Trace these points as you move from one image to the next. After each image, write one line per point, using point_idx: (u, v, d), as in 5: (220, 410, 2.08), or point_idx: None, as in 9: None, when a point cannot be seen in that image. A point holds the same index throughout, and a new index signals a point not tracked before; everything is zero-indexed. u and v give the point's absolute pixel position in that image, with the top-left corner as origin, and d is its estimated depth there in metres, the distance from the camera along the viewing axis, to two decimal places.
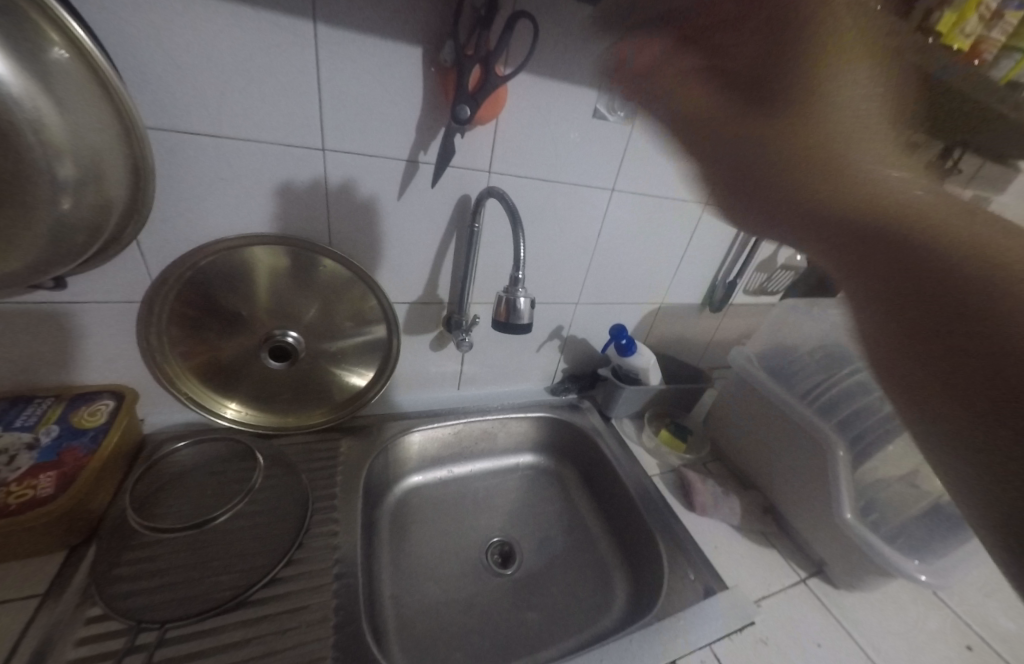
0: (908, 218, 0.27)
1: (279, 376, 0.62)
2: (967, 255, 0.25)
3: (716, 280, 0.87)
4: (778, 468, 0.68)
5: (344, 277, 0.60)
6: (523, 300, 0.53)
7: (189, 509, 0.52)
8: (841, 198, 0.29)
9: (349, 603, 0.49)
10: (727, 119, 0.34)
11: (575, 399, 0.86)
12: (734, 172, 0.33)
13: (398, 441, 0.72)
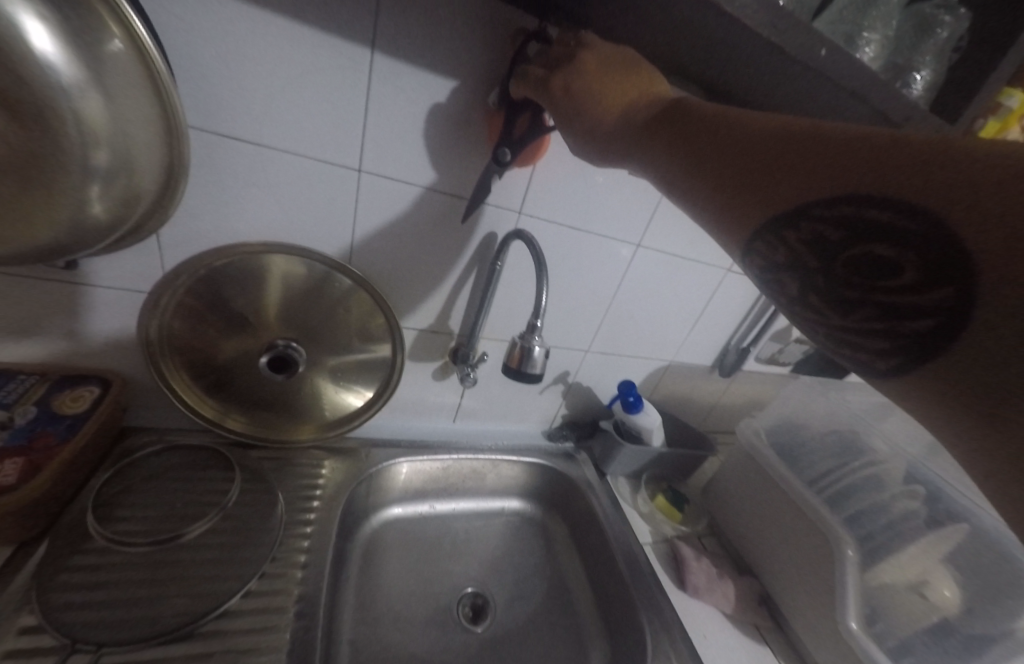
0: (799, 144, 0.25)
1: (273, 386, 0.60)
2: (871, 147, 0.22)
3: (728, 345, 0.86)
4: (778, 555, 0.64)
5: (359, 296, 0.59)
6: (537, 349, 0.52)
7: (154, 520, 0.49)
8: (734, 148, 0.28)
9: (304, 650, 0.45)
10: (633, 108, 0.35)
11: (571, 448, 0.83)
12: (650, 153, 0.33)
13: (383, 469, 0.69)
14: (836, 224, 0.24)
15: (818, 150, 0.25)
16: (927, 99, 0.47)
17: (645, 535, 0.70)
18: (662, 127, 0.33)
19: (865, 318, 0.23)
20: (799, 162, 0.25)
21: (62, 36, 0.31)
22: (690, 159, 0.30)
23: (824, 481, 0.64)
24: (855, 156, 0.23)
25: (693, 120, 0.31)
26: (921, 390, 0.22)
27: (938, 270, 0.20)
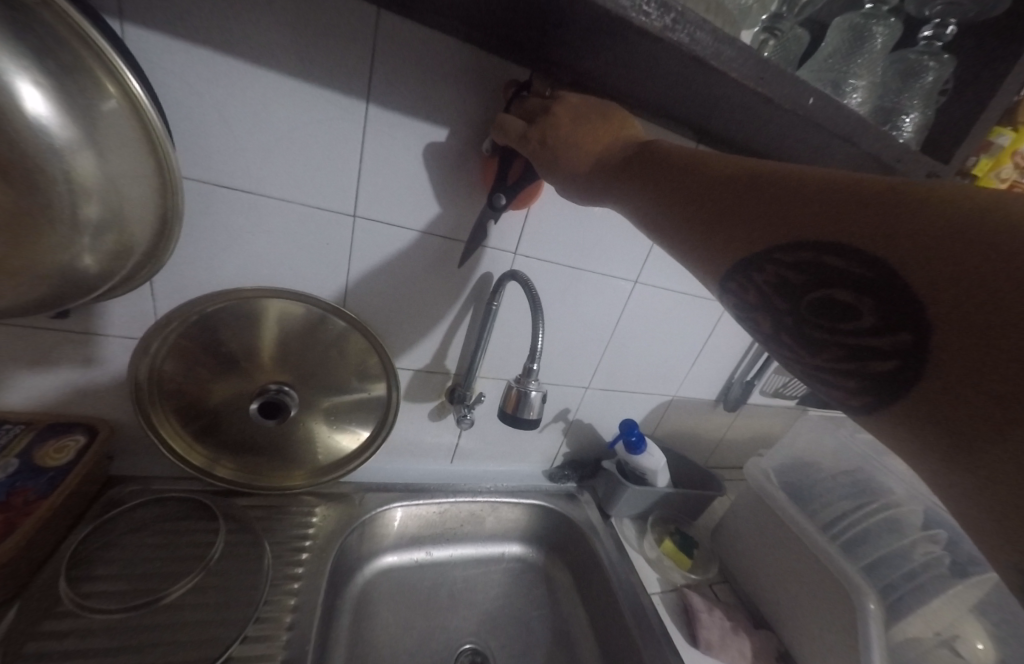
0: (768, 192, 0.27)
1: (265, 432, 0.58)
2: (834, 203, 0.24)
3: (731, 379, 0.84)
4: (795, 607, 0.60)
5: (354, 339, 0.58)
6: (534, 392, 0.51)
7: (135, 580, 0.47)
8: (707, 192, 0.30)
9: None
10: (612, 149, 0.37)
11: (574, 488, 0.80)
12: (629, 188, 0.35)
13: (378, 515, 0.66)
14: (799, 270, 0.25)
15: (782, 199, 0.26)
16: (919, 140, 0.48)
17: (653, 583, 0.66)
18: (639, 171, 0.34)
19: (832, 356, 0.25)
20: (766, 211, 0.27)
21: (55, 97, 0.32)
22: (667, 203, 0.32)
23: (839, 525, 0.61)
24: (815, 205, 0.25)
25: (669, 166, 0.32)
26: (892, 426, 0.22)
27: (891, 317, 0.22)
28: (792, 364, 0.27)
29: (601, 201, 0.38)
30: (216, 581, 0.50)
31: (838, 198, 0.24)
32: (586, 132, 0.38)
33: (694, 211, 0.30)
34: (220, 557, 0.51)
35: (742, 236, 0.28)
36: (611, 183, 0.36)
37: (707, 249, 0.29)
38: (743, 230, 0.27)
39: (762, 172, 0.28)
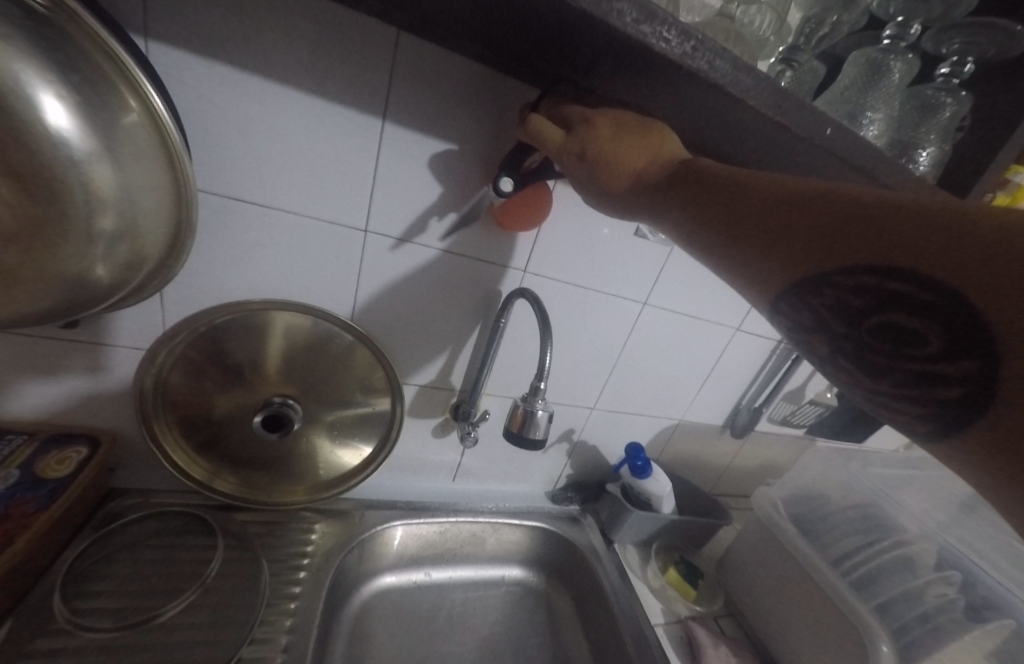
0: (822, 213, 0.26)
1: (267, 445, 0.58)
2: (893, 222, 0.24)
3: (739, 404, 0.83)
4: (805, 644, 0.58)
5: (360, 354, 0.58)
6: (540, 411, 0.49)
7: (132, 597, 0.47)
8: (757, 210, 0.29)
9: None
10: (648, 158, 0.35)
11: (576, 511, 0.79)
12: (671, 198, 0.33)
13: (377, 533, 0.65)
14: (859, 294, 0.24)
15: (837, 220, 0.26)
16: (936, 172, 0.48)
17: (655, 613, 0.65)
18: (680, 186, 0.33)
19: (897, 384, 0.24)
20: (823, 230, 0.26)
21: (77, 111, 0.32)
22: (712, 220, 0.31)
23: (849, 559, 0.60)
24: (875, 225, 0.24)
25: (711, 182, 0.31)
26: (960, 455, 0.22)
27: (956, 344, 0.21)
28: (851, 388, 0.27)
29: (637, 217, 0.36)
30: (214, 598, 0.49)
31: (895, 218, 0.24)
32: (618, 139, 0.36)
33: (742, 232, 0.29)
34: (218, 573, 0.51)
35: (798, 258, 0.27)
36: (648, 197, 0.35)
37: (763, 268, 0.29)
38: (797, 251, 0.27)
39: (812, 192, 0.27)
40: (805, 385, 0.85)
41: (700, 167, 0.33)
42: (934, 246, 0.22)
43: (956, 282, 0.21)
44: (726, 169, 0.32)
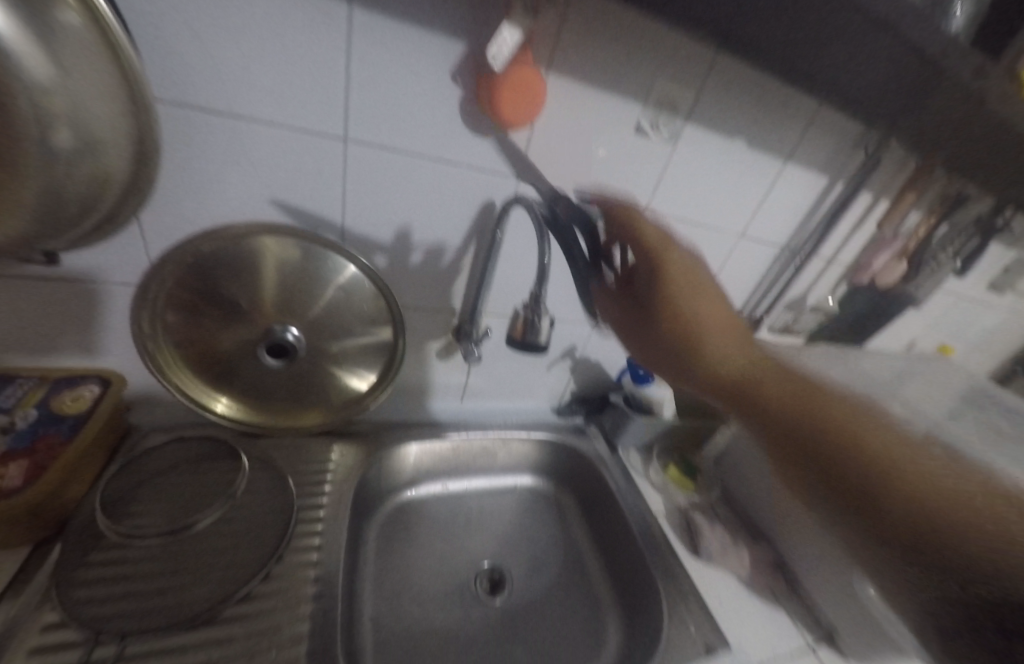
0: (892, 477, 0.30)
1: (274, 374, 0.58)
2: (958, 513, 0.27)
3: (740, 314, 0.83)
4: (793, 521, 0.63)
5: (356, 278, 0.57)
6: (544, 320, 0.49)
7: (166, 510, 0.49)
8: (831, 451, 0.32)
9: (324, 628, 0.45)
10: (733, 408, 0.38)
11: (581, 423, 0.83)
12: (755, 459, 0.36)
13: (392, 451, 0.68)
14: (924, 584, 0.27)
15: (900, 476, 0.30)
16: (969, 31, 0.43)
17: (657, 504, 0.70)
18: (747, 399, 0.37)
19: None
20: (894, 487, 0.30)
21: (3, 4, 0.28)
22: (778, 434, 0.35)
23: None
24: (926, 490, 0.29)
25: (775, 397, 0.36)
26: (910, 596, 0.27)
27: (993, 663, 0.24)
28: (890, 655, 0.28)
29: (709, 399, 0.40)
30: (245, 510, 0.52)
31: (941, 489, 0.29)
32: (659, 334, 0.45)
33: (801, 469, 0.33)
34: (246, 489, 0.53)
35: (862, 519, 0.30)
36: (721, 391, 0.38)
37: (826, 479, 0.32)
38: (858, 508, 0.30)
39: (870, 439, 0.32)
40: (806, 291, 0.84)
41: (763, 395, 0.36)
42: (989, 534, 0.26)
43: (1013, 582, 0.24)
44: (785, 401, 0.36)
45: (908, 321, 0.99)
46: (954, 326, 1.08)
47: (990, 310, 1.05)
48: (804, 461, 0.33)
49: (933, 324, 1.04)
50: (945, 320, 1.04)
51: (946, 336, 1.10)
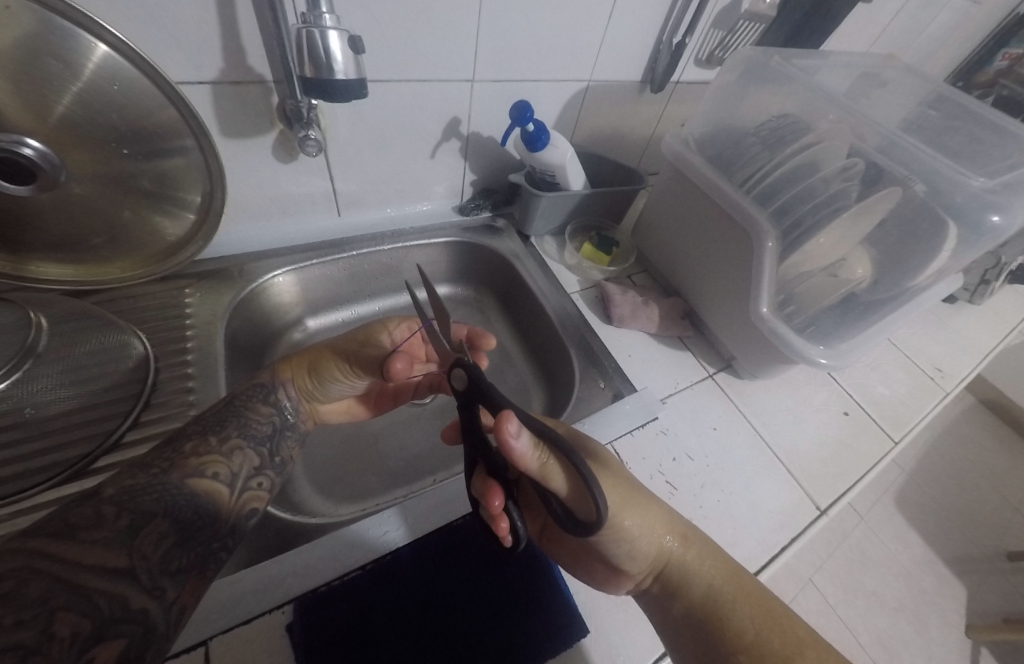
0: (634, 549, 0.35)
1: (45, 210, 0.41)
2: (641, 564, 0.36)
3: (659, 42, 0.65)
4: (702, 270, 0.64)
5: (79, 42, 0.35)
6: (332, 33, 0.38)
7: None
8: (620, 534, 0.35)
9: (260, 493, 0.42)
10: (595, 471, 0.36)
11: (489, 218, 0.74)
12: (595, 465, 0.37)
13: (268, 285, 0.61)
14: (579, 493, 0.31)
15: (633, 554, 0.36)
16: None
17: (573, 285, 0.69)
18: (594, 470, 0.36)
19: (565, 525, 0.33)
20: (623, 550, 0.36)
21: None
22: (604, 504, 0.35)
23: (756, 179, 0.58)
24: (635, 555, 0.36)
25: (617, 489, 0.35)
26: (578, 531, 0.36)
27: (572, 521, 0.32)
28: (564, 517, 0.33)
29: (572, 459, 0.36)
30: (69, 365, 0.42)
31: (641, 557, 0.36)
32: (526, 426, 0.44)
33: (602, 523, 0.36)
34: (55, 344, 0.42)
35: (613, 545, 0.36)
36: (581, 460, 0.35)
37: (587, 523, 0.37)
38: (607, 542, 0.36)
39: (649, 544, 0.36)
40: None
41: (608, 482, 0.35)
42: (631, 562, 0.36)
43: (625, 555, 0.36)
44: (624, 502, 0.35)
45: (856, 25, 0.85)
46: (906, 28, 0.93)
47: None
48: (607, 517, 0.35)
49: (880, 30, 0.90)
50: (899, 19, 0.89)
51: (889, 43, 0.96)
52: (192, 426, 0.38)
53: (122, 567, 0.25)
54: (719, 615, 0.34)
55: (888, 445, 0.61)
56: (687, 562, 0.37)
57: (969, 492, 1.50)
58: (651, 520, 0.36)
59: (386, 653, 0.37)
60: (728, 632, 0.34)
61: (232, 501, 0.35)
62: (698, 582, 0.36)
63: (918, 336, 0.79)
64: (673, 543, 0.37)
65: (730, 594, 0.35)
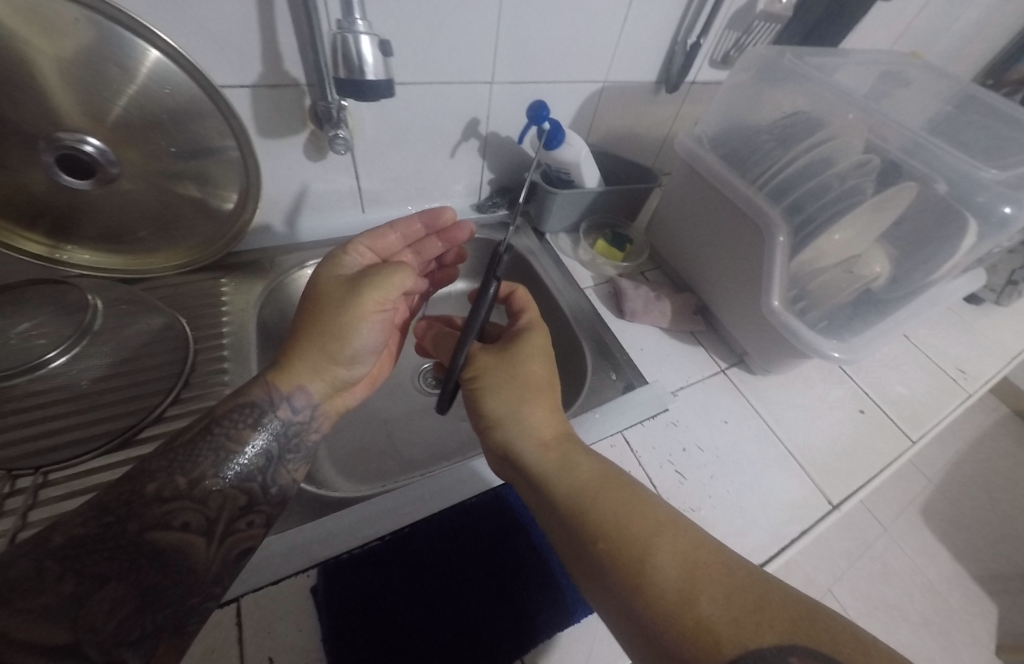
0: (577, 496, 0.37)
1: (100, 202, 0.46)
2: (587, 520, 0.36)
3: (674, 44, 0.66)
4: (715, 266, 0.65)
5: (135, 49, 0.38)
6: (364, 39, 0.41)
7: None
8: (564, 474, 0.39)
9: None
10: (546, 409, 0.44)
11: (506, 216, 0.77)
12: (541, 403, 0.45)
13: (297, 277, 0.64)
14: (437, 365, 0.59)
15: (586, 508, 0.36)
16: None
17: (586, 281, 0.71)
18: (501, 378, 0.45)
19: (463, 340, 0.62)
20: (572, 504, 0.37)
21: None
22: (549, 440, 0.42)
23: (769, 176, 0.59)
24: (582, 512, 0.36)
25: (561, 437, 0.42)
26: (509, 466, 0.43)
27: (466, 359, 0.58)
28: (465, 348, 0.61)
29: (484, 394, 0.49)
30: (121, 343, 0.47)
31: (587, 514, 0.36)
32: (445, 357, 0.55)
33: (541, 459, 0.40)
34: (108, 325, 0.47)
35: (554, 494, 0.38)
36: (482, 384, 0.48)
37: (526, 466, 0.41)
38: (550, 481, 0.39)
39: (593, 505, 0.36)
40: None
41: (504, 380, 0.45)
42: (576, 520, 0.36)
43: (569, 511, 0.37)
44: (557, 444, 0.42)
45: (876, 24, 0.84)
46: (929, 26, 0.93)
47: None
48: (557, 454, 0.41)
49: (901, 28, 0.89)
50: (921, 17, 0.89)
51: (913, 41, 0.95)
52: (160, 459, 0.36)
53: (67, 644, 0.25)
54: (584, 511, 0.36)
55: (905, 443, 0.60)
56: (567, 463, 0.40)
57: (1001, 505, 1.44)
58: (583, 465, 0.40)
59: (404, 618, 0.38)
60: (588, 523, 0.35)
61: (209, 544, 0.34)
62: (566, 480, 0.38)
63: (941, 337, 0.78)
64: (550, 442, 0.42)
65: (605, 498, 0.37)
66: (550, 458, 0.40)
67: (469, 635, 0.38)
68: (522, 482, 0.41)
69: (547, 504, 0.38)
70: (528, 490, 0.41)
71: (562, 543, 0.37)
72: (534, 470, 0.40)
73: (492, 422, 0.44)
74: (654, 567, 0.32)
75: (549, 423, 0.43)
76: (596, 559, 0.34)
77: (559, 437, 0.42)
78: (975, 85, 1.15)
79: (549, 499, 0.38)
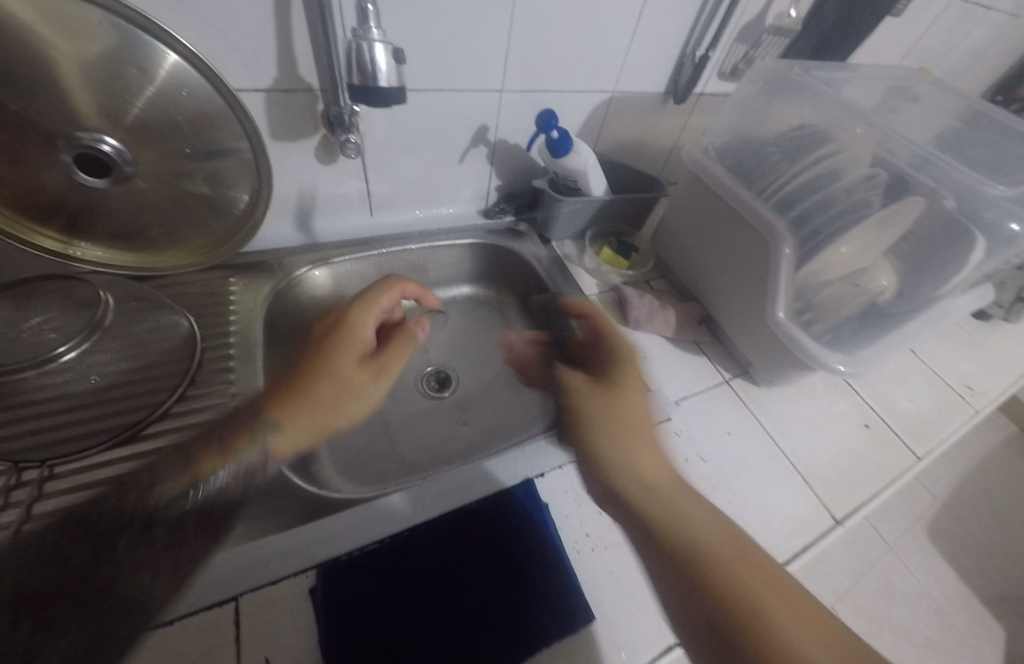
0: (698, 552, 0.36)
1: (115, 199, 0.47)
2: (712, 582, 0.34)
3: (682, 55, 0.67)
4: (720, 277, 0.65)
5: (152, 49, 0.39)
6: (379, 47, 0.42)
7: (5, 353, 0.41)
8: (683, 525, 0.37)
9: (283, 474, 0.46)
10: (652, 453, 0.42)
11: (512, 222, 0.77)
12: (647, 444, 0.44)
13: (303, 279, 0.65)
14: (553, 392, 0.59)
15: (710, 567, 0.35)
16: None
17: (591, 289, 0.71)
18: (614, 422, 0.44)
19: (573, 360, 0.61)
20: (692, 562, 0.36)
21: None
22: (663, 487, 0.40)
23: (776, 188, 0.59)
24: (704, 571, 0.35)
25: (671, 483, 0.41)
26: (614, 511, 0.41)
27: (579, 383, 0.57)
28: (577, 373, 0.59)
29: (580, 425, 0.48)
30: (129, 338, 0.47)
31: (708, 573, 0.35)
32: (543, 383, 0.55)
33: (654, 508, 0.39)
34: (119, 321, 0.47)
35: (671, 546, 0.37)
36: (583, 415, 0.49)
37: (639, 514, 0.39)
38: (669, 533, 0.37)
39: (715, 563, 0.35)
40: (766, 7, 0.67)
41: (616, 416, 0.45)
42: (698, 578, 0.35)
43: (691, 569, 0.35)
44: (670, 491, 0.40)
45: (885, 40, 0.85)
46: (939, 42, 0.93)
47: (983, 12, 0.88)
48: (670, 505, 0.39)
49: (910, 44, 0.90)
50: (930, 34, 0.89)
51: (923, 56, 0.95)
52: (130, 500, 0.35)
53: None
54: (713, 569, 0.35)
55: (910, 460, 0.60)
56: (685, 513, 0.38)
57: (1009, 525, 1.42)
58: (698, 518, 0.38)
59: (399, 622, 0.38)
60: (715, 584, 0.34)
61: (170, 585, 0.33)
62: (688, 532, 0.37)
63: (949, 352, 0.77)
64: (664, 488, 0.40)
65: (728, 559, 0.35)
66: (665, 509, 0.39)
67: (465, 641, 0.38)
68: (634, 529, 0.39)
69: (663, 556, 0.37)
70: (637, 537, 0.39)
71: (670, 597, 0.36)
72: (650, 520, 0.38)
73: (606, 465, 0.42)
74: (785, 635, 0.31)
75: (658, 466, 0.42)
76: (715, 622, 0.33)
77: (672, 483, 0.41)
78: (984, 100, 1.15)
79: (666, 554, 0.37)
